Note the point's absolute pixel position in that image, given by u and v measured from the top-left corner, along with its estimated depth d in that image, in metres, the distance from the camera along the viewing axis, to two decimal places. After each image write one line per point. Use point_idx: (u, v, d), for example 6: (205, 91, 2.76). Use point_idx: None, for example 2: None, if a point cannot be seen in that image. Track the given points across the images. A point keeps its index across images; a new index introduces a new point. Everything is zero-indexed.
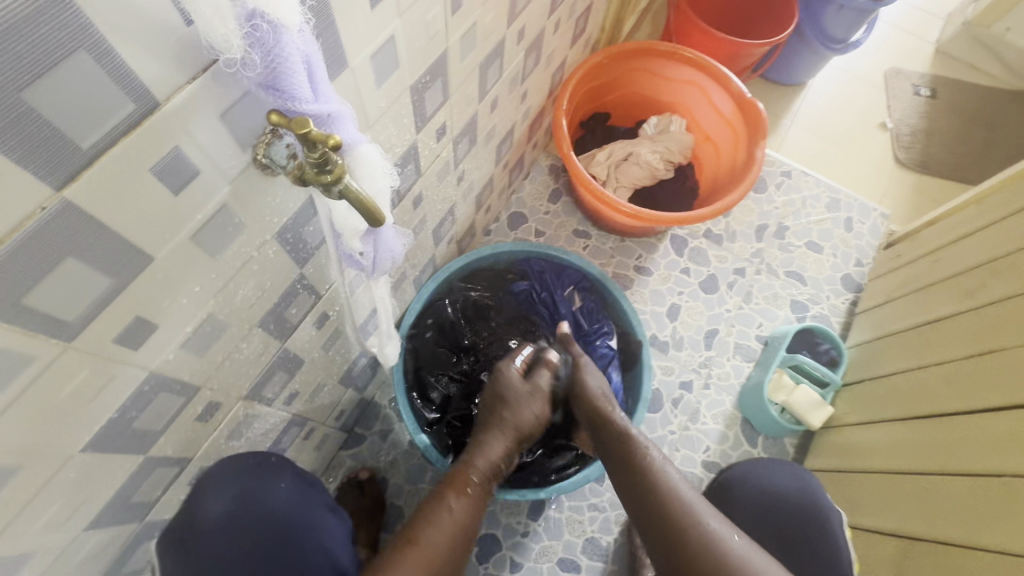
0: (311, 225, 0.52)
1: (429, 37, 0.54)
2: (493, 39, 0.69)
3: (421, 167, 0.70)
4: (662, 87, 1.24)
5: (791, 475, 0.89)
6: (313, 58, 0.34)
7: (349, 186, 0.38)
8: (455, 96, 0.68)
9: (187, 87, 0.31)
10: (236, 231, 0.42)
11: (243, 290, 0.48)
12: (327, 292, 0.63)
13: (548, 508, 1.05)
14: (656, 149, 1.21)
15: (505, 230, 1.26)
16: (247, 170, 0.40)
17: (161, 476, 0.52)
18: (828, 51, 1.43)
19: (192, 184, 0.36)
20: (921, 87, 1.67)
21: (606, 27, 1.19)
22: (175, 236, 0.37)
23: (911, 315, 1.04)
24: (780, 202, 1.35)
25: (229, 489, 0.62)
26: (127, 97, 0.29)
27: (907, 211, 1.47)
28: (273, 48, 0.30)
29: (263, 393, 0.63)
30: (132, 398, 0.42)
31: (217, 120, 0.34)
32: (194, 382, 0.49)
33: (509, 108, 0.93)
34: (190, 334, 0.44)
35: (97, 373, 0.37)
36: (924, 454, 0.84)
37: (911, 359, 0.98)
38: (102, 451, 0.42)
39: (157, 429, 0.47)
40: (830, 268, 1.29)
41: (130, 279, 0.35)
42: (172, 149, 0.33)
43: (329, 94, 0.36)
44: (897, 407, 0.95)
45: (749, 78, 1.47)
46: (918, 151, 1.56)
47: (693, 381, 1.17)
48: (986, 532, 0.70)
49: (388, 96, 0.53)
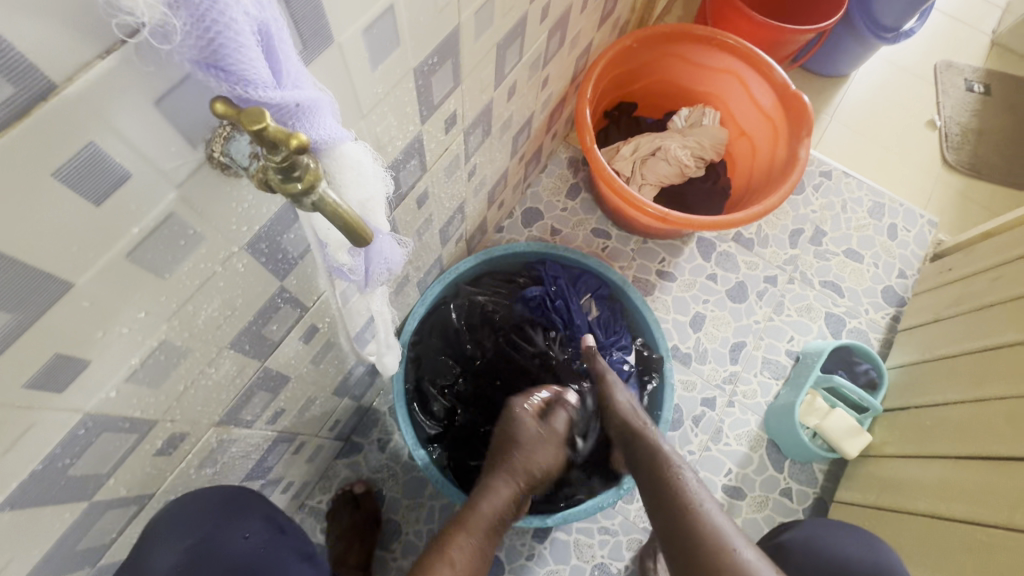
0: (292, 232, 0.44)
1: (438, 10, 0.45)
2: (513, 15, 0.59)
3: (426, 162, 0.62)
4: (695, 76, 1.13)
5: (861, 543, 0.75)
6: (274, 27, 0.25)
7: (326, 197, 0.30)
8: (468, 81, 0.59)
9: (99, 64, 0.23)
10: (191, 245, 0.34)
11: (206, 311, 0.40)
12: (315, 304, 0.55)
13: (555, 530, 0.98)
14: (687, 145, 1.11)
15: (518, 227, 1.17)
16: (201, 171, 0.31)
17: (113, 516, 0.46)
18: (878, 40, 1.30)
19: (122, 191, 0.28)
20: (975, 83, 1.54)
21: (637, 8, 1.08)
22: (103, 255, 0.29)
23: (966, 338, 0.94)
24: (818, 205, 1.24)
25: (183, 538, 0.56)
26: (1, 77, 0.20)
27: (955, 217, 1.36)
28: (208, 12, 0.22)
29: (241, 416, 0.56)
30: (64, 444, 0.35)
31: (149, 108, 0.26)
32: (148, 416, 0.41)
33: (529, 96, 0.83)
34: (138, 366, 0.37)
35: (5, 424, 0.30)
36: (981, 501, 0.76)
37: (967, 388, 0.88)
38: (28, 505, 0.35)
39: (103, 470, 0.40)
40: (870, 279, 1.18)
41: (39, 311, 0.28)
42: (87, 146, 0.25)
43: (298, 77, 0.28)
44: (948, 442, 0.86)
45: (789, 68, 1.36)
46: (969, 152, 1.44)
47: (717, 398, 1.08)
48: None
49: (387, 80, 0.44)
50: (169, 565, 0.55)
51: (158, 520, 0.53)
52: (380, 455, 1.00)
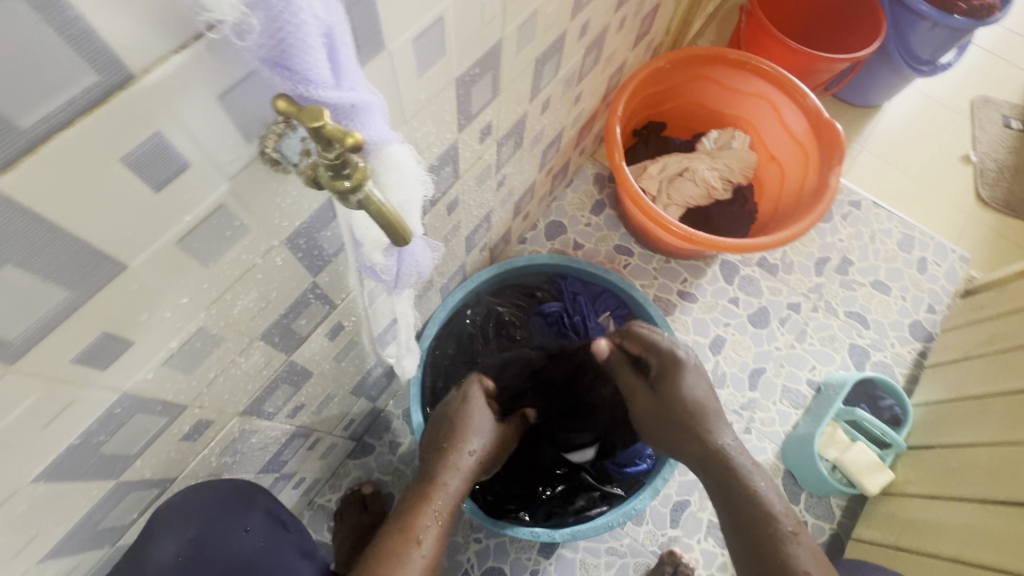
0: (329, 229, 0.45)
1: (484, 22, 0.46)
2: (554, 32, 0.60)
3: (459, 170, 0.63)
4: (726, 99, 1.13)
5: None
6: (339, 32, 0.26)
7: (371, 196, 0.30)
8: (505, 92, 0.60)
9: (174, 59, 0.24)
10: (236, 236, 0.35)
11: (243, 302, 0.41)
12: (343, 302, 0.56)
13: (561, 547, 0.97)
14: (715, 167, 1.11)
15: (541, 240, 1.18)
16: (251, 166, 0.32)
17: (136, 498, 0.47)
18: (914, 72, 1.29)
19: (179, 179, 0.29)
20: (1012, 120, 1.51)
21: (672, 30, 1.09)
22: (156, 240, 0.30)
23: (996, 379, 0.91)
24: (846, 234, 1.22)
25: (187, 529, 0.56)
26: (85, 63, 0.21)
27: (988, 255, 1.33)
28: (282, 14, 0.23)
29: (263, 408, 0.56)
30: (100, 421, 0.36)
31: (214, 103, 0.27)
32: (179, 401, 0.42)
33: (561, 111, 0.84)
34: (175, 350, 0.38)
35: (50, 398, 0.31)
36: (1006, 545, 0.73)
37: (995, 431, 0.85)
38: (61, 479, 0.36)
39: (132, 451, 0.41)
40: (897, 312, 1.16)
41: (94, 290, 0.29)
42: (153, 136, 0.26)
43: (356, 79, 0.29)
44: (974, 486, 0.83)
45: (823, 96, 1.35)
46: (1004, 189, 1.41)
47: (733, 424, 1.06)
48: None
49: (430, 88, 0.45)
50: (168, 557, 0.55)
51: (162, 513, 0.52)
52: (391, 457, 1.00)
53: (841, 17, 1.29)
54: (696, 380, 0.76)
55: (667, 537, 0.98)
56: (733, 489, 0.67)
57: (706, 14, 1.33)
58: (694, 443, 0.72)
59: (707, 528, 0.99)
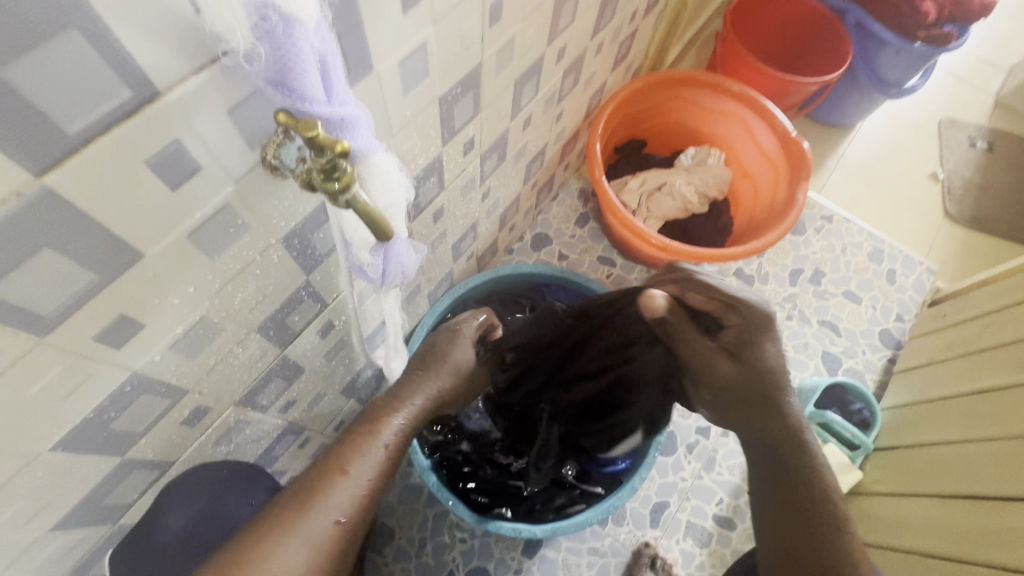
0: (321, 231, 0.50)
1: (464, 48, 0.52)
2: (531, 56, 0.66)
3: (444, 181, 0.68)
4: (702, 118, 1.20)
5: None
6: (330, 57, 0.31)
7: (357, 197, 0.35)
8: (486, 110, 0.65)
9: (192, 79, 0.29)
10: (238, 233, 0.40)
11: (242, 294, 0.45)
12: (334, 301, 0.61)
13: (544, 547, 0.99)
14: (691, 182, 1.17)
15: (527, 250, 1.23)
16: (254, 171, 0.37)
17: (137, 478, 0.50)
18: (881, 95, 1.36)
19: (191, 181, 0.33)
20: (978, 140, 1.59)
21: (650, 54, 1.16)
22: (170, 234, 0.35)
23: (957, 382, 0.96)
24: (818, 246, 1.28)
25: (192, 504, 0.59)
26: (123, 83, 0.26)
27: (955, 268, 1.39)
28: (283, 43, 0.28)
29: (257, 400, 0.60)
30: (112, 398, 0.40)
31: (224, 116, 0.32)
32: (181, 385, 0.46)
33: (543, 128, 0.90)
34: (181, 336, 0.42)
35: (72, 371, 0.35)
36: (965, 538, 0.77)
37: (955, 431, 0.90)
38: (74, 451, 0.40)
39: (138, 431, 0.45)
40: (868, 321, 1.21)
41: (115, 276, 0.33)
42: (172, 142, 0.31)
43: (345, 97, 0.34)
44: (935, 483, 0.88)
45: (796, 117, 1.42)
46: (970, 206, 1.48)
47: (711, 427, 1.10)
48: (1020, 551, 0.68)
49: (415, 105, 0.51)
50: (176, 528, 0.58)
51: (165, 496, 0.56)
52: None
53: (811, 44, 1.37)
54: (778, 343, 0.63)
55: (647, 537, 1.01)
56: (794, 471, 0.61)
57: (684, 40, 1.41)
58: (768, 415, 0.63)
59: (686, 528, 1.03)
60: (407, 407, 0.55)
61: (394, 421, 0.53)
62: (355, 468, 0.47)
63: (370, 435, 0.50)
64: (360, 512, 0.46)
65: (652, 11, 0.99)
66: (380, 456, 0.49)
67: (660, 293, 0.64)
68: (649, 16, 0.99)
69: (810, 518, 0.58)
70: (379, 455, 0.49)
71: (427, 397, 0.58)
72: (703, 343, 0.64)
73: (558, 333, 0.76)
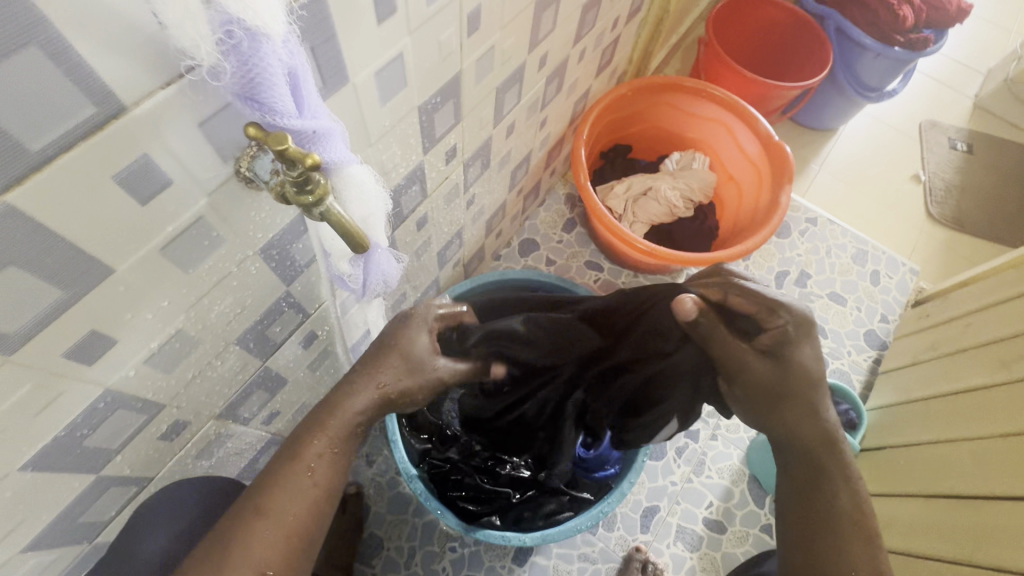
0: (301, 242, 0.49)
1: (443, 57, 0.52)
2: (512, 64, 0.66)
3: (426, 189, 0.68)
4: (687, 123, 1.21)
5: None
6: (300, 71, 0.31)
7: (331, 209, 0.35)
8: (468, 118, 0.66)
9: (160, 93, 0.29)
10: (213, 246, 0.40)
11: (220, 307, 0.45)
12: (316, 311, 0.60)
13: (535, 554, 0.99)
14: (677, 187, 1.18)
15: (515, 256, 1.23)
16: (228, 183, 0.37)
17: (115, 495, 0.50)
18: (862, 98, 1.38)
19: (162, 194, 0.33)
20: (958, 142, 1.62)
21: (634, 60, 1.17)
22: (141, 248, 0.34)
23: (940, 381, 0.98)
24: (803, 249, 1.29)
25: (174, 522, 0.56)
26: (88, 99, 0.26)
27: (938, 268, 1.41)
28: (249, 57, 0.28)
29: (238, 413, 0.60)
30: (86, 415, 0.39)
31: (194, 129, 0.32)
32: (158, 400, 0.46)
33: (527, 135, 0.91)
34: (156, 350, 0.41)
35: (41, 388, 0.34)
36: (951, 537, 0.77)
37: (938, 430, 0.91)
38: (46, 469, 0.39)
39: (113, 446, 0.45)
40: (853, 322, 1.23)
41: (84, 292, 0.33)
42: (141, 156, 0.30)
43: (317, 110, 0.34)
44: (921, 481, 0.88)
45: (779, 121, 1.44)
46: (951, 207, 1.50)
47: (700, 431, 1.11)
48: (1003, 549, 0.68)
49: (393, 115, 0.51)
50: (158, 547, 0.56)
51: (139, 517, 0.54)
52: (368, 469, 1.03)
53: (793, 49, 1.39)
54: (816, 345, 0.60)
55: (637, 542, 1.01)
56: (825, 482, 0.59)
57: (668, 46, 1.42)
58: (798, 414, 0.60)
59: (676, 533, 1.03)
60: (348, 417, 0.49)
61: (330, 439, 0.48)
62: (275, 507, 0.45)
63: (292, 465, 0.46)
64: (310, 512, 0.46)
65: (635, 18, 1.00)
66: (309, 493, 0.46)
67: (690, 296, 0.62)
68: (631, 23, 1.00)
69: (833, 532, 0.57)
70: (309, 495, 0.46)
71: (376, 396, 0.51)
72: (737, 342, 0.62)
73: (581, 335, 0.76)
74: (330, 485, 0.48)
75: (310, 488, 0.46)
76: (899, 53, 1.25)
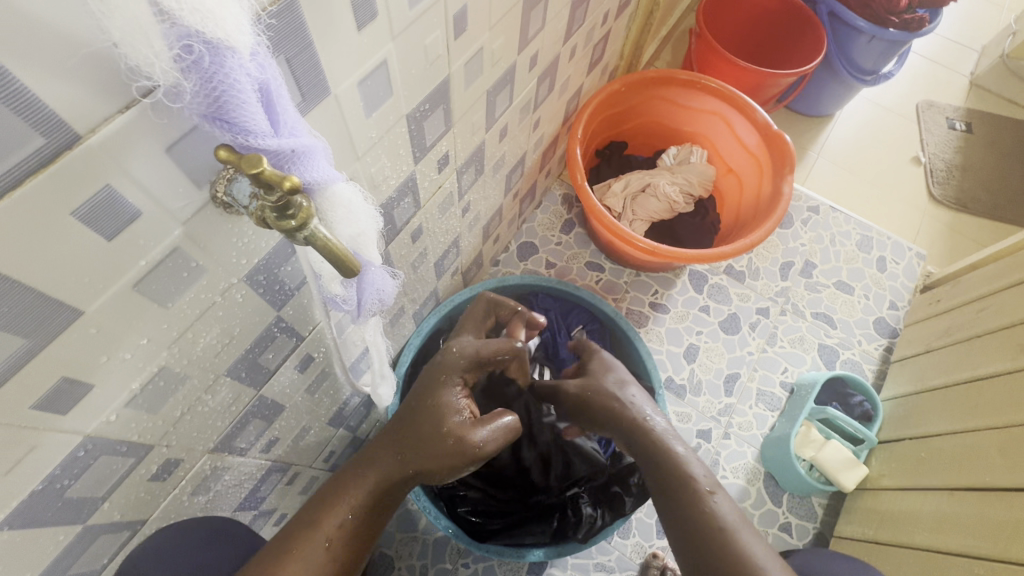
0: (290, 264, 0.47)
1: (429, 63, 0.49)
2: (502, 65, 0.64)
3: (420, 200, 0.65)
4: (682, 116, 1.18)
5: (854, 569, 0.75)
6: (273, 86, 0.29)
7: (317, 232, 0.33)
8: (459, 124, 0.63)
9: (119, 118, 0.26)
10: (193, 276, 0.37)
11: (205, 340, 0.42)
12: (311, 334, 0.57)
13: (550, 565, 0.96)
14: (675, 182, 1.16)
15: (514, 261, 1.20)
16: (205, 210, 0.34)
17: (107, 542, 0.47)
18: (859, 82, 1.36)
19: (131, 228, 0.31)
20: (956, 121, 1.59)
21: (625, 55, 1.14)
22: (111, 286, 0.32)
23: (956, 368, 0.96)
24: (807, 238, 1.27)
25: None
26: (35, 130, 0.23)
27: (945, 251, 1.38)
28: (214, 74, 0.25)
29: (235, 444, 0.57)
30: (64, 466, 0.37)
31: (162, 155, 0.29)
32: (144, 441, 0.43)
33: (520, 137, 0.88)
34: (138, 391, 0.39)
35: (12, 444, 0.32)
36: (976, 532, 0.76)
37: (959, 419, 0.89)
38: (25, 526, 0.37)
39: (98, 494, 0.42)
40: (862, 310, 1.20)
41: (51, 338, 0.30)
42: (103, 189, 0.28)
43: (294, 127, 0.31)
44: (943, 474, 0.86)
45: (776, 108, 1.41)
46: (954, 187, 1.48)
47: (712, 431, 1.08)
48: (1014, 543, 0.70)
49: (380, 126, 0.48)
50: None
51: (134, 563, 0.51)
52: None
53: (786, 35, 1.36)
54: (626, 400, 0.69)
55: (654, 548, 0.98)
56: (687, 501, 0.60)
57: (659, 38, 1.40)
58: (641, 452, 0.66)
59: None
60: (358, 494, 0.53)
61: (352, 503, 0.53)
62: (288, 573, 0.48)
63: (312, 531, 0.50)
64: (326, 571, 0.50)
65: (624, 12, 0.97)
66: (320, 559, 0.49)
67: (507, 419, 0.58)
68: (621, 17, 0.97)
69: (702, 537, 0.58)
70: (322, 561, 0.49)
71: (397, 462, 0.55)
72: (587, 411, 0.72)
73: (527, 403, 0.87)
74: (347, 552, 0.52)
75: (323, 549, 0.50)
76: (895, 34, 1.22)
